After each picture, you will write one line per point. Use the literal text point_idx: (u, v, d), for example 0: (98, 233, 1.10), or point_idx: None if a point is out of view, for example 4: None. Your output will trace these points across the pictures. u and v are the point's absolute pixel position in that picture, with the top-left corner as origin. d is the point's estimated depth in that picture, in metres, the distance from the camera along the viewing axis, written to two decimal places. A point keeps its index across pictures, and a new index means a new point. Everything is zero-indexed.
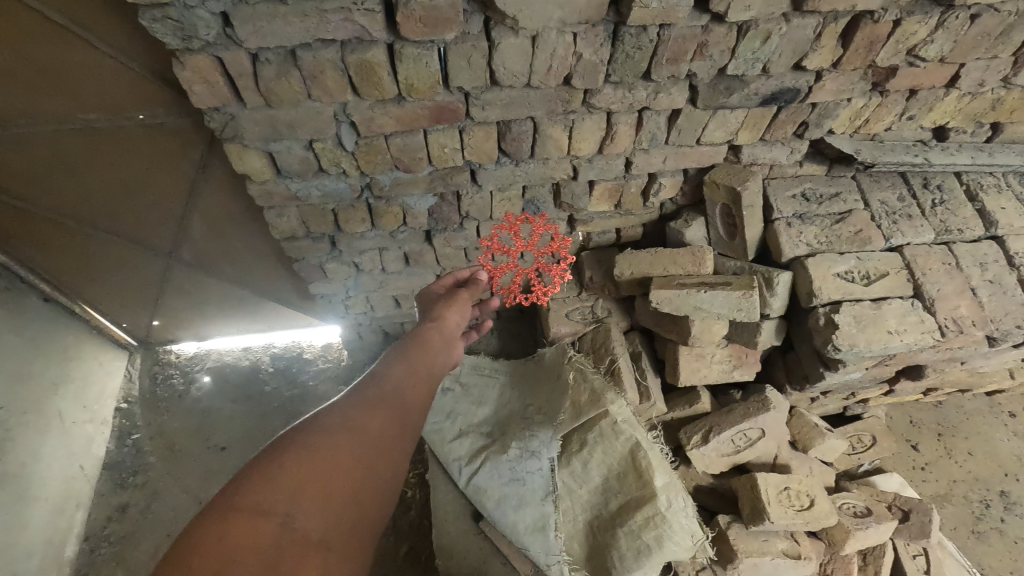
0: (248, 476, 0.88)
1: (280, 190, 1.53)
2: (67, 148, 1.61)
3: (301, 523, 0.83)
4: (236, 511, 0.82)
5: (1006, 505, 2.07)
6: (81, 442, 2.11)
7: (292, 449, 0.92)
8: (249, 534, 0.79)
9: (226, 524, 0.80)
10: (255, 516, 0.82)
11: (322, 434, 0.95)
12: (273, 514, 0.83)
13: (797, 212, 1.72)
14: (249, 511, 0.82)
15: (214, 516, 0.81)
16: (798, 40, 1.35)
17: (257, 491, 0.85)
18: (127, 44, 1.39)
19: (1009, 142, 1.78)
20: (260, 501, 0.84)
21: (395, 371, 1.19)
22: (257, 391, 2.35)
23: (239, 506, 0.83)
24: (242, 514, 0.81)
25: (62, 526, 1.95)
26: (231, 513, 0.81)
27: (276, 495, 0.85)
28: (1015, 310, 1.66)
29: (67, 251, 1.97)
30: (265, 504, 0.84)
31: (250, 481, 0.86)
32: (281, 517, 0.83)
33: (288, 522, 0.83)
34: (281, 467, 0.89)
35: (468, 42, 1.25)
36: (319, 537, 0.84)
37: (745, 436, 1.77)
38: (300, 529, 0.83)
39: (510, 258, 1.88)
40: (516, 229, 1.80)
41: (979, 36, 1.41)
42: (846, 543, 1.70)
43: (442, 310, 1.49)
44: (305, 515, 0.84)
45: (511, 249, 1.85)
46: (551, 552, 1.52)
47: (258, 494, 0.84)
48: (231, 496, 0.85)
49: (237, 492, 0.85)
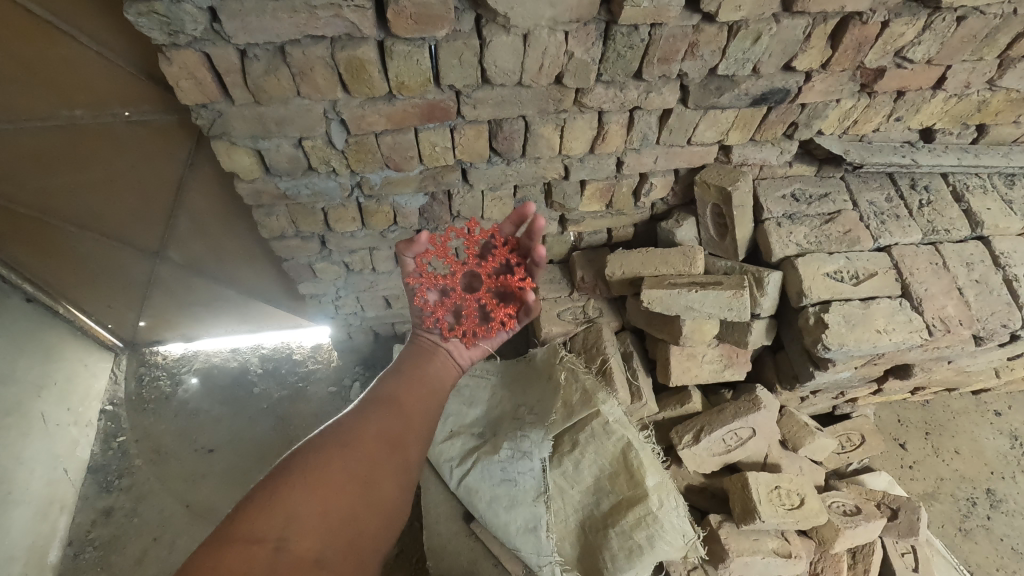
0: (246, 504, 0.87)
1: (268, 188, 1.51)
2: (51, 144, 1.59)
3: (297, 544, 0.83)
4: (231, 541, 0.81)
5: (992, 503, 2.09)
6: (66, 445, 2.07)
7: (289, 471, 0.92)
8: (245, 563, 0.78)
9: (220, 556, 0.79)
10: (249, 544, 0.81)
11: (317, 454, 0.95)
12: (267, 540, 0.82)
13: (786, 212, 1.73)
14: (245, 540, 0.81)
15: (210, 547, 0.81)
16: (787, 40, 1.36)
17: (251, 520, 0.84)
18: (111, 38, 1.37)
19: (993, 143, 1.81)
20: (254, 530, 0.83)
21: (392, 381, 1.18)
22: (244, 392, 2.32)
23: (234, 536, 0.82)
24: (236, 544, 0.81)
25: (45, 531, 1.92)
26: (225, 544, 0.81)
27: (270, 521, 0.84)
28: (1001, 309, 1.68)
29: (51, 250, 1.93)
30: (260, 530, 0.83)
31: (248, 510, 0.86)
32: (275, 542, 0.82)
33: (283, 546, 0.82)
34: (277, 493, 0.88)
35: (458, 40, 1.24)
36: (316, 555, 0.84)
37: (737, 436, 1.78)
38: (296, 550, 0.83)
39: (455, 279, 1.48)
40: (410, 273, 1.41)
41: (966, 37, 1.42)
42: (836, 541, 1.70)
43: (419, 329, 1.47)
44: (302, 537, 0.84)
45: (432, 284, 1.45)
46: (542, 553, 1.54)
47: (252, 523, 0.84)
48: (228, 526, 0.84)
49: (234, 521, 0.85)
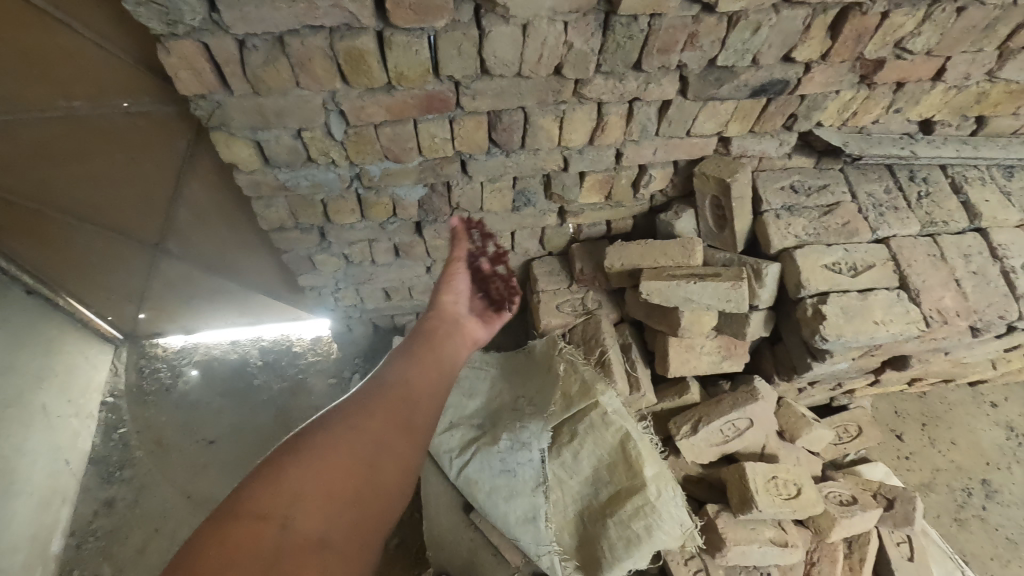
0: (252, 481, 0.89)
1: (268, 180, 1.51)
2: (50, 136, 1.58)
3: (302, 524, 0.84)
4: (238, 517, 0.83)
5: (987, 493, 2.11)
6: (67, 436, 2.08)
7: (296, 451, 0.92)
8: (250, 540, 0.80)
9: (227, 531, 0.81)
10: (255, 521, 0.83)
11: (322, 436, 0.95)
12: (273, 518, 0.84)
13: (785, 204, 1.74)
14: (252, 516, 0.83)
15: (218, 522, 0.83)
16: (787, 31, 1.36)
17: (257, 497, 0.86)
18: (108, 28, 1.36)
19: (992, 135, 1.81)
20: (259, 507, 0.84)
21: (402, 362, 1.16)
22: (245, 384, 2.33)
23: (241, 512, 0.84)
24: (243, 520, 0.83)
25: (47, 521, 1.93)
26: (232, 519, 0.83)
27: (274, 499, 0.85)
28: (998, 300, 1.68)
29: (51, 242, 1.94)
30: (266, 508, 0.84)
31: (254, 486, 0.87)
32: (281, 520, 0.84)
33: (288, 525, 0.83)
34: (282, 472, 0.89)
35: (458, 30, 1.24)
36: (319, 536, 0.84)
37: (734, 427, 1.79)
38: (300, 530, 0.83)
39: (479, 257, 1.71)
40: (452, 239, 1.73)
41: (966, 28, 1.42)
42: (833, 531, 1.72)
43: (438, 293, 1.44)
44: (305, 517, 0.85)
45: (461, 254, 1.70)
46: (541, 543, 1.55)
47: (258, 501, 0.85)
48: (236, 501, 0.86)
49: (240, 497, 0.86)
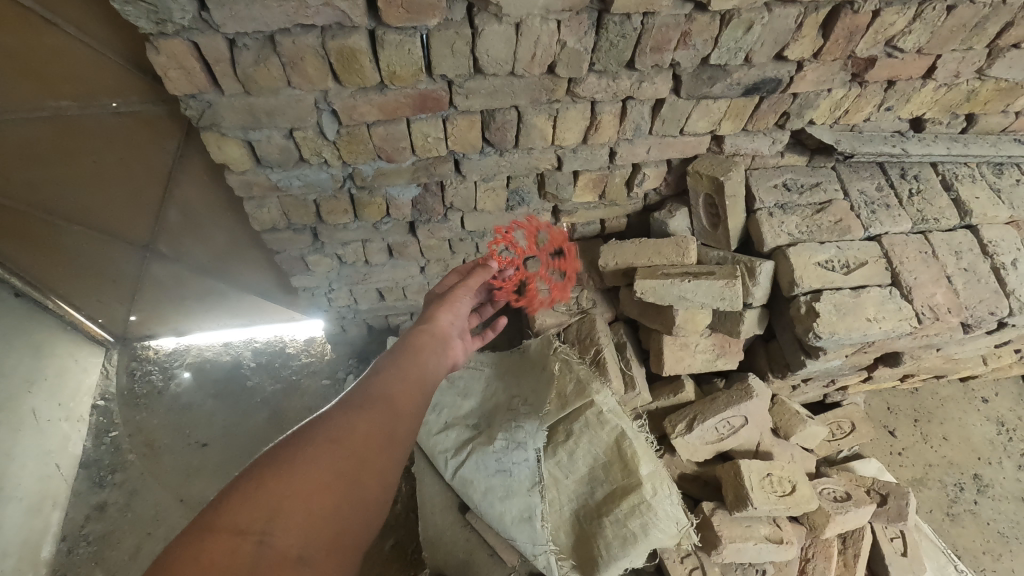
0: (230, 493, 0.86)
1: (259, 180, 1.50)
2: (37, 136, 1.56)
3: (280, 540, 0.82)
4: (214, 532, 0.80)
5: (978, 488, 2.13)
6: (58, 440, 2.06)
7: (274, 464, 0.90)
8: (224, 556, 0.78)
9: (202, 546, 0.78)
10: (232, 536, 0.80)
11: (303, 450, 0.92)
12: (251, 532, 0.81)
13: (778, 202, 1.74)
14: (227, 530, 0.80)
15: (191, 536, 0.80)
16: (778, 29, 1.36)
17: (235, 510, 0.83)
18: (97, 28, 1.35)
19: (982, 133, 1.83)
20: (237, 520, 0.82)
21: (385, 376, 1.14)
22: (238, 386, 2.31)
23: (216, 526, 0.81)
24: (219, 535, 0.80)
25: (38, 526, 1.91)
26: (206, 534, 0.80)
27: (254, 513, 0.83)
28: (989, 296, 1.70)
29: (38, 243, 1.91)
30: (243, 523, 0.82)
31: (230, 501, 0.84)
32: (259, 535, 0.81)
33: (267, 540, 0.81)
34: (261, 486, 0.86)
35: (450, 29, 1.23)
36: (299, 552, 0.82)
37: (729, 424, 1.80)
38: (279, 546, 0.81)
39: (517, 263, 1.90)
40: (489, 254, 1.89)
41: (956, 26, 1.43)
42: (827, 527, 1.72)
43: (431, 311, 1.44)
44: (285, 534, 0.82)
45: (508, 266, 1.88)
46: (537, 542, 1.53)
47: (235, 512, 0.83)
48: (211, 515, 0.83)
49: (216, 510, 0.83)
